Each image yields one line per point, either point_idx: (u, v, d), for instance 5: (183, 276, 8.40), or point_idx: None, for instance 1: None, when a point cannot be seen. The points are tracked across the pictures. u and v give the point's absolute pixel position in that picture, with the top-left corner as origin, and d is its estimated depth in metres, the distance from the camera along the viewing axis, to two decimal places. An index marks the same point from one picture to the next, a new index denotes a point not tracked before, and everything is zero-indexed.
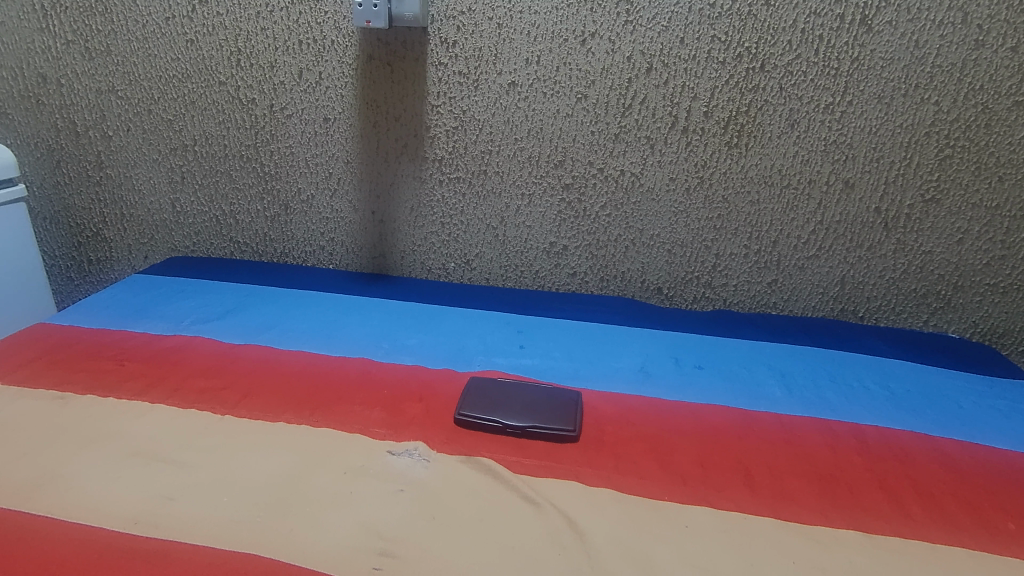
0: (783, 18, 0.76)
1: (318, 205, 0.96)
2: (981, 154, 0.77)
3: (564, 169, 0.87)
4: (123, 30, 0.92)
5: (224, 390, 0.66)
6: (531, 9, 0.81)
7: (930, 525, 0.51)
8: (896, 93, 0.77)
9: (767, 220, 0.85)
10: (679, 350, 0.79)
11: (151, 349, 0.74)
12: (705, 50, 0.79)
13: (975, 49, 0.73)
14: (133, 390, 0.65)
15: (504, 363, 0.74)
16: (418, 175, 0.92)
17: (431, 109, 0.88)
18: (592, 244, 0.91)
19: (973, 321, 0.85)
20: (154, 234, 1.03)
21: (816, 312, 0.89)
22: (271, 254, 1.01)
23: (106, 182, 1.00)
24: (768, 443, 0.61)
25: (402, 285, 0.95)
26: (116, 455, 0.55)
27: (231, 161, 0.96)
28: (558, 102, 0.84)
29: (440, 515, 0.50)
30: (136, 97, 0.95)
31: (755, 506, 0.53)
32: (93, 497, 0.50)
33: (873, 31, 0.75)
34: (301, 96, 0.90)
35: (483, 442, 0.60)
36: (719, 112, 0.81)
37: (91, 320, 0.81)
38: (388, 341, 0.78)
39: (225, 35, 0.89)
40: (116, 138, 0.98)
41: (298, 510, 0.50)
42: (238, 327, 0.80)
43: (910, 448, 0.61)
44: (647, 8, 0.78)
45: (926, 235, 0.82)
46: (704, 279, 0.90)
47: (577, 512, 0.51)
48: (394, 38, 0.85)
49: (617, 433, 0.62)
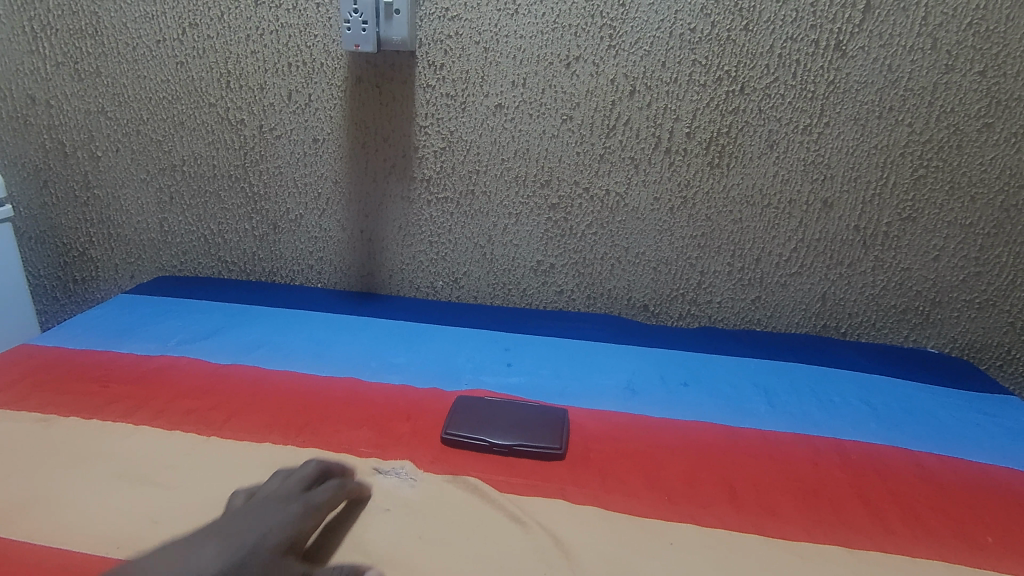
0: (761, 43, 0.78)
1: (307, 224, 0.97)
2: (954, 174, 0.80)
3: (550, 188, 0.89)
4: (113, 53, 0.92)
5: (210, 411, 0.65)
6: (517, 33, 0.82)
7: (911, 539, 0.52)
8: (870, 116, 0.79)
9: (750, 238, 0.87)
10: (665, 367, 0.79)
11: (136, 370, 0.73)
12: (687, 74, 0.81)
13: (945, 74, 0.76)
14: (117, 412, 0.65)
15: (491, 382, 0.74)
16: (406, 195, 0.93)
17: (419, 130, 0.89)
18: (578, 262, 0.92)
19: (951, 336, 0.87)
20: (141, 253, 1.03)
21: (800, 329, 0.91)
22: (259, 273, 1.02)
23: (93, 202, 1.00)
24: (752, 459, 0.62)
25: (390, 304, 0.95)
26: (100, 477, 0.55)
27: (220, 181, 0.96)
28: (544, 123, 0.86)
29: (427, 534, 0.50)
30: (125, 118, 0.95)
31: (738, 521, 0.53)
32: (79, 520, 0.50)
33: (847, 56, 0.77)
34: (290, 117, 0.91)
35: (471, 461, 0.60)
36: (701, 134, 0.83)
37: (76, 340, 0.80)
38: (376, 360, 0.78)
39: (215, 57, 0.90)
40: (104, 159, 0.98)
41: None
42: (226, 347, 0.80)
43: (892, 462, 0.62)
44: (630, 33, 0.80)
45: (903, 252, 0.84)
46: (689, 297, 0.92)
47: (564, 530, 0.51)
48: (382, 60, 0.86)
49: (604, 451, 0.62)
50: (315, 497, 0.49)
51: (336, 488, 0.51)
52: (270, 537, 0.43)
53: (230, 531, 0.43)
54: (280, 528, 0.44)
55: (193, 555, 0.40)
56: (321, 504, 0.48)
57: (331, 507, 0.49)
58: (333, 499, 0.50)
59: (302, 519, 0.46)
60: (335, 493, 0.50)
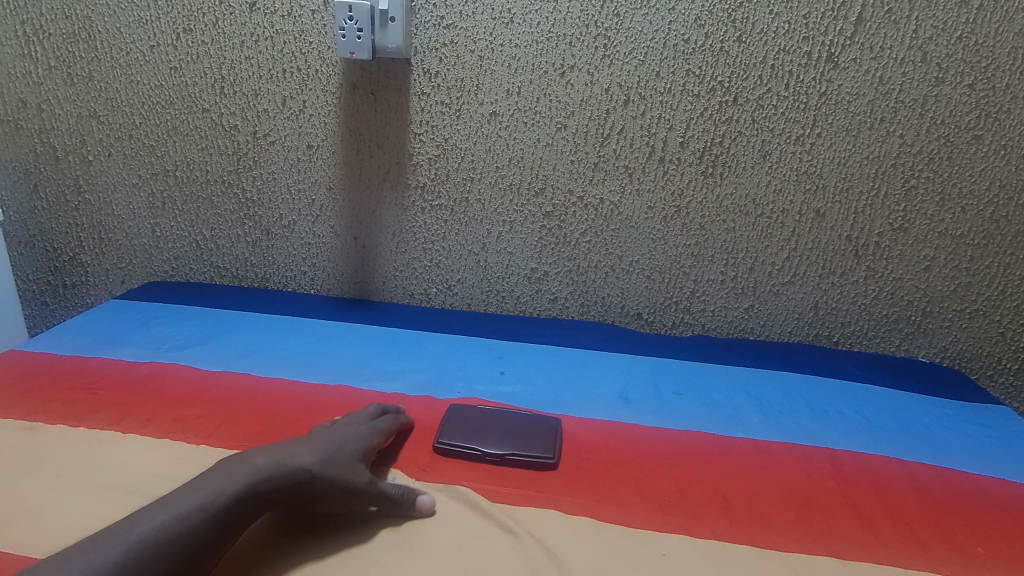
0: (754, 55, 0.79)
1: (300, 230, 0.96)
2: (944, 185, 0.80)
3: (544, 196, 0.89)
4: (106, 57, 0.92)
5: (200, 419, 0.65)
6: (512, 42, 0.83)
7: (904, 550, 0.52)
8: (862, 127, 0.80)
9: (743, 247, 0.87)
10: (658, 376, 0.79)
11: (125, 377, 0.73)
12: (680, 84, 0.81)
13: (935, 86, 0.77)
14: (106, 420, 0.64)
15: (484, 391, 0.74)
16: (400, 203, 0.93)
17: (414, 138, 0.89)
18: (572, 270, 0.92)
19: (942, 346, 0.88)
20: (132, 258, 1.02)
21: (793, 337, 0.91)
22: (251, 279, 1.01)
23: (84, 207, 0.99)
24: (745, 469, 0.62)
25: (384, 311, 0.95)
26: (88, 485, 0.54)
27: (213, 186, 0.96)
28: (539, 131, 0.86)
29: (418, 546, 0.50)
30: (118, 122, 0.95)
31: (731, 533, 0.53)
32: (68, 528, 0.49)
33: (840, 67, 0.78)
34: (284, 123, 0.91)
35: (463, 470, 0.60)
36: (694, 143, 0.83)
37: (65, 347, 0.79)
38: (369, 367, 0.78)
39: (209, 63, 0.90)
40: (96, 163, 0.97)
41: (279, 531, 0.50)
42: (216, 354, 0.80)
43: (884, 472, 0.62)
44: (624, 43, 0.81)
45: (895, 262, 0.85)
46: (682, 305, 0.92)
47: (556, 541, 0.51)
48: (377, 68, 0.86)
49: (597, 460, 0.62)
50: (378, 425, 0.60)
51: (394, 422, 0.62)
52: (348, 445, 0.54)
53: (317, 438, 0.54)
54: (356, 440, 0.56)
55: (292, 447, 0.51)
56: (382, 431, 0.60)
57: (388, 435, 0.60)
58: (392, 429, 0.61)
59: (371, 436, 0.58)
60: (393, 425, 0.61)
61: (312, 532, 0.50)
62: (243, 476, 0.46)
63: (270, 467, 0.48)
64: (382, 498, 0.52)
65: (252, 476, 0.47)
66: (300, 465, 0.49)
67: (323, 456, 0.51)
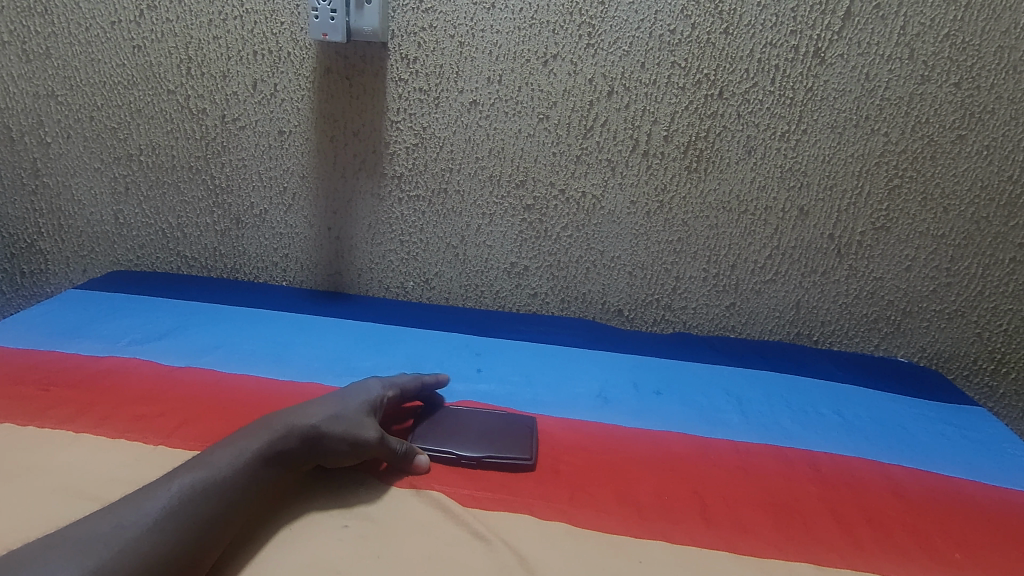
0: (741, 47, 0.77)
1: (271, 220, 0.93)
2: (928, 185, 0.80)
3: (525, 189, 0.86)
4: (64, 33, 0.87)
5: (159, 418, 0.62)
6: (493, 28, 0.80)
7: (882, 557, 0.51)
8: (848, 124, 0.79)
9: (726, 244, 0.86)
10: (639, 375, 0.78)
11: (82, 372, 0.69)
12: (666, 76, 0.79)
13: (921, 84, 0.76)
14: (59, 418, 0.61)
15: (461, 389, 0.72)
16: (376, 193, 0.89)
17: (391, 126, 0.86)
18: (553, 265, 0.90)
19: (920, 346, 0.88)
20: (94, 246, 0.98)
21: (773, 336, 0.91)
22: (221, 269, 0.97)
23: (42, 191, 0.95)
24: (725, 473, 0.61)
25: (358, 305, 0.92)
26: (37, 487, 0.51)
27: (180, 172, 0.92)
28: (520, 122, 0.83)
29: (386, 554, 0.47)
30: (78, 103, 0.90)
31: (710, 539, 0.52)
32: (9, 530, 0.46)
33: (826, 63, 0.76)
34: (255, 108, 0.87)
35: (439, 472, 0.58)
36: (679, 137, 0.82)
37: (17, 339, 0.75)
38: (341, 364, 0.75)
39: (175, 42, 0.86)
40: (54, 145, 0.92)
41: (247, 535, 0.48)
42: (181, 348, 0.76)
43: (863, 475, 0.62)
44: (608, 32, 0.78)
45: (876, 262, 0.84)
46: (664, 302, 0.90)
47: (531, 549, 0.49)
48: (352, 52, 0.83)
49: (574, 462, 0.60)
50: (392, 381, 0.64)
51: (414, 379, 0.65)
52: (357, 400, 0.57)
53: (330, 396, 0.57)
54: (365, 394, 0.59)
55: (305, 407, 0.54)
56: (396, 385, 0.63)
57: (404, 388, 0.64)
58: (409, 382, 0.65)
59: (381, 390, 0.61)
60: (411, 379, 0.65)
61: (298, 522, 0.50)
62: (263, 436, 0.50)
63: (286, 425, 0.51)
64: (389, 455, 0.55)
65: (258, 446, 0.49)
66: (314, 422, 0.52)
67: (334, 412, 0.54)
